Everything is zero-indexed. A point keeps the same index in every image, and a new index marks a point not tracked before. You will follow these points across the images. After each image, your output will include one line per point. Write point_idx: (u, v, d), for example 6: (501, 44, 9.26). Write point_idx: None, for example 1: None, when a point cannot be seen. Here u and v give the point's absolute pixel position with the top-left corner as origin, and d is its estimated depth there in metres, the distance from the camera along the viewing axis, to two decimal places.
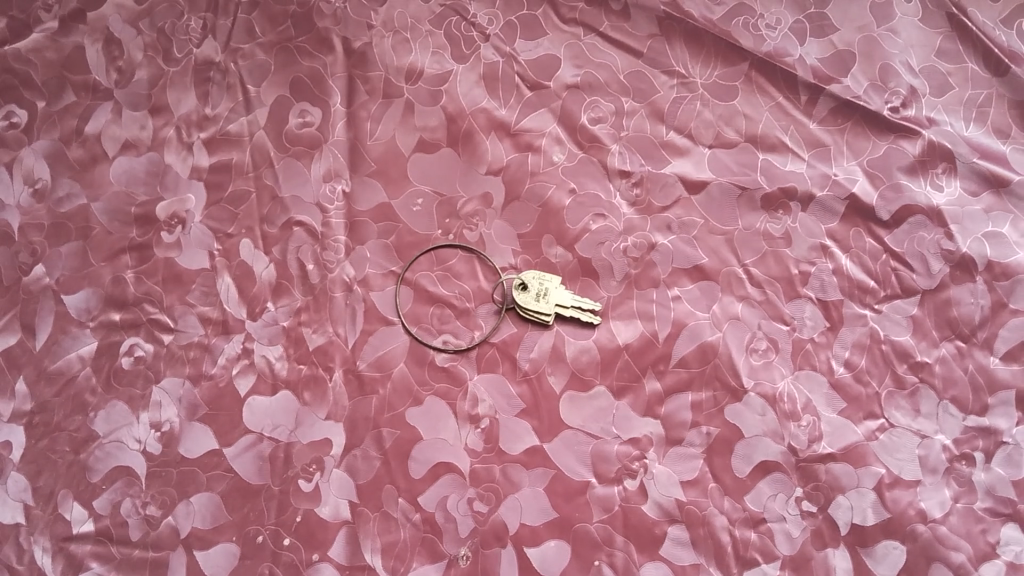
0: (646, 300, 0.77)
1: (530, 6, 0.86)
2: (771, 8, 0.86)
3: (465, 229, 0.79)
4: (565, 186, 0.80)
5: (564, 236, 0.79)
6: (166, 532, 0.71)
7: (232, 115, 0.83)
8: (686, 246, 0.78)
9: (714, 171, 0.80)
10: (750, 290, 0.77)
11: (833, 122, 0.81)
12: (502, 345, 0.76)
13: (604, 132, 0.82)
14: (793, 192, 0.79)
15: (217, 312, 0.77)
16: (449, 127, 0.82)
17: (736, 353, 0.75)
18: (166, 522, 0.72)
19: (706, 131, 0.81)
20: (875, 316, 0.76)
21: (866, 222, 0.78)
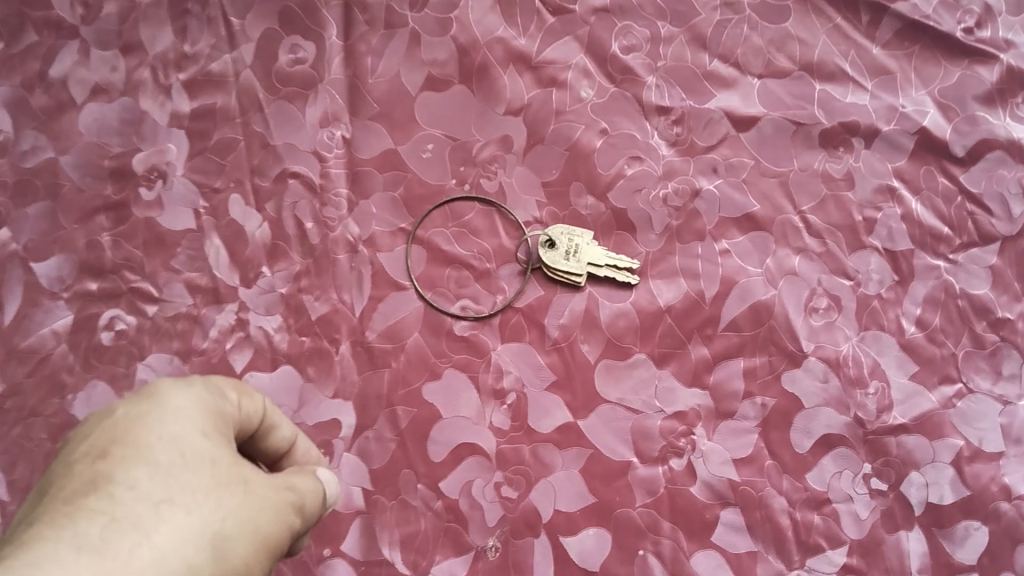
0: (690, 255, 0.68)
1: None
2: None
3: (482, 178, 0.70)
4: (595, 126, 0.70)
5: (595, 184, 0.69)
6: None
7: (215, 53, 0.73)
8: (734, 192, 0.69)
9: (765, 104, 0.70)
10: (809, 241, 0.68)
11: (898, 46, 0.71)
12: (527, 310, 0.68)
13: (638, 63, 0.72)
14: (855, 127, 0.69)
15: (206, 279, 0.68)
16: (461, 60, 0.72)
17: (793, 313, 0.67)
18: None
19: (754, 59, 0.71)
20: (949, 267, 0.67)
21: (938, 159, 0.69)
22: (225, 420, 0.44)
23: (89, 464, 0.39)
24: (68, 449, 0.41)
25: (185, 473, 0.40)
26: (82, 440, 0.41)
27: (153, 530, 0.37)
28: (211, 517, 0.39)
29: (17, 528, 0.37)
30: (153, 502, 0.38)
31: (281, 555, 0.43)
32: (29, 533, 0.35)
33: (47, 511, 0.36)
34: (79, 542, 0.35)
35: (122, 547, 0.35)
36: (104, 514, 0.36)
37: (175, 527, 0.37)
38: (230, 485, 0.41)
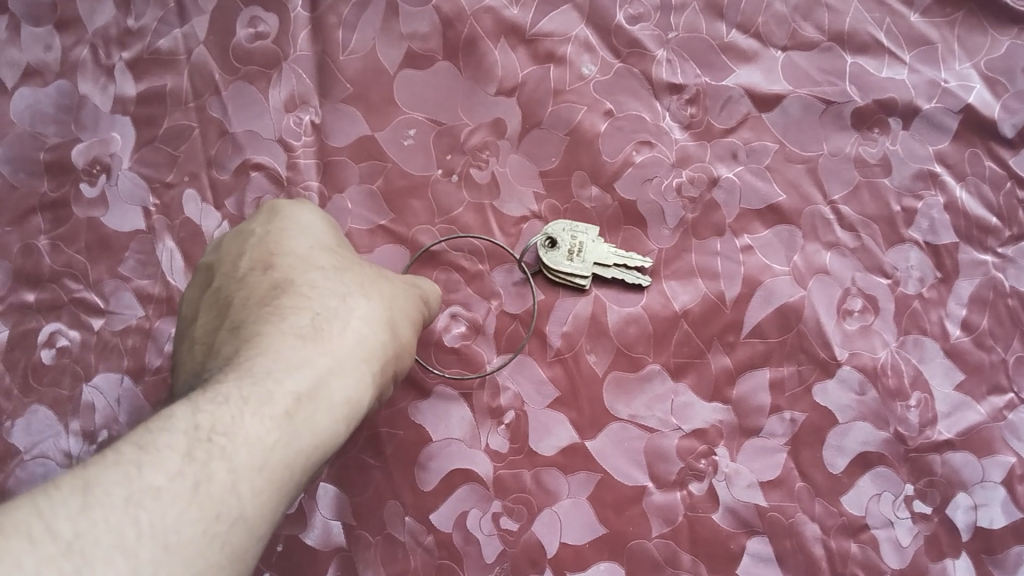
0: (707, 252, 0.60)
1: None
2: None
3: (472, 167, 0.62)
4: (599, 108, 0.62)
5: (600, 173, 0.62)
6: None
7: (163, 27, 0.64)
8: (756, 180, 0.61)
9: (790, 80, 0.62)
10: (840, 235, 0.60)
11: (940, 13, 0.63)
12: (526, 315, 0.60)
13: (646, 35, 0.63)
14: (892, 105, 0.61)
15: (160, 287, 0.60)
16: (445, 33, 0.63)
17: (825, 316, 0.59)
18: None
19: (778, 30, 0.63)
20: (997, 262, 0.60)
21: (985, 141, 0.61)
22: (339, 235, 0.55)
23: (262, 276, 0.49)
24: (229, 265, 0.51)
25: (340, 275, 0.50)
26: (237, 261, 0.51)
27: (347, 309, 0.47)
28: (386, 301, 0.50)
29: (227, 333, 0.46)
30: (335, 295, 0.48)
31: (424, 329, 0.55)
32: (255, 327, 0.45)
33: (252, 312, 0.47)
34: (298, 329, 0.45)
35: (321, 305, 0.47)
36: (305, 309, 0.46)
37: (364, 313, 0.48)
38: (373, 280, 0.51)
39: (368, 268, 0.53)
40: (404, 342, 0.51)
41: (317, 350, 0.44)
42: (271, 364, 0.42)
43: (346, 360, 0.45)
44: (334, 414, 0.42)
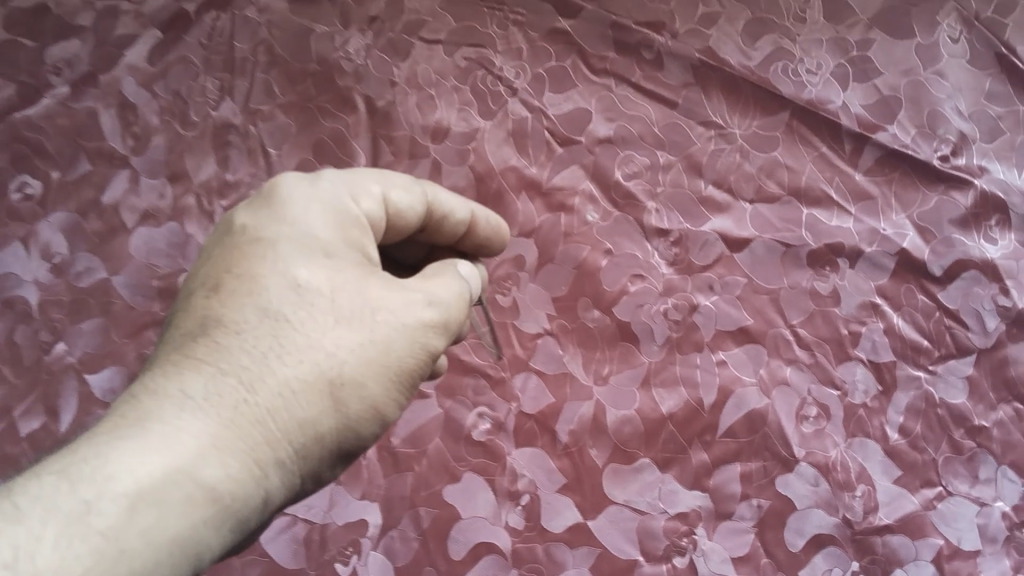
0: (689, 365, 0.73)
1: (558, 58, 0.83)
2: (810, 51, 0.82)
3: (497, 293, 0.76)
4: (600, 247, 0.77)
5: (600, 299, 0.76)
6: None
7: (254, 181, 0.79)
8: (729, 307, 0.75)
9: (757, 227, 0.77)
10: (798, 353, 0.73)
11: (879, 172, 0.78)
12: (540, 415, 0.73)
13: (639, 189, 0.78)
14: (840, 248, 0.75)
15: None
16: (478, 187, 0.78)
17: (786, 420, 0.72)
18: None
19: (746, 186, 0.78)
20: (929, 377, 0.72)
21: (918, 278, 0.75)
22: (347, 232, 0.47)
23: (203, 301, 0.44)
24: (196, 264, 0.46)
25: (305, 309, 0.43)
26: (196, 264, 0.46)
27: (266, 375, 0.41)
28: (322, 362, 0.42)
29: (149, 357, 0.43)
30: (261, 353, 0.42)
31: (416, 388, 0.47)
32: (155, 377, 0.41)
33: (172, 344, 0.43)
34: (190, 396, 0.40)
35: (239, 362, 0.41)
36: (215, 366, 0.41)
37: (280, 382, 0.41)
38: (345, 319, 0.43)
39: (354, 276, 0.45)
40: (358, 411, 0.44)
41: (206, 424, 0.40)
42: (124, 449, 0.37)
43: (243, 443, 0.40)
44: (243, 486, 0.40)
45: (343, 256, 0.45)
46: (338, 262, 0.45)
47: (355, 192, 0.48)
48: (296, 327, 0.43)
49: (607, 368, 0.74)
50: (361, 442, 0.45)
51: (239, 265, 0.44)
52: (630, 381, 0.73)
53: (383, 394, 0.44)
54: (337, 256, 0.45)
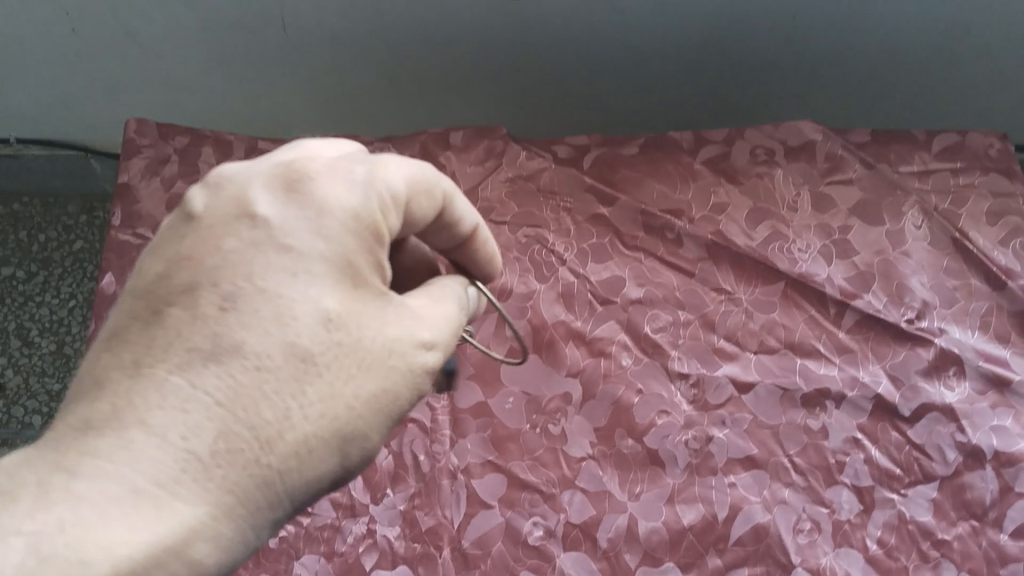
0: (707, 486, 0.90)
1: (598, 234, 1.03)
2: (802, 234, 1.02)
3: (549, 423, 0.93)
4: (633, 386, 0.94)
5: (634, 429, 0.93)
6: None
7: None
8: (738, 438, 0.92)
9: (760, 373, 0.95)
10: (794, 477, 0.90)
11: (858, 332, 0.97)
12: (584, 525, 0.88)
13: (664, 340, 0.97)
14: (828, 392, 0.93)
15: (346, 497, 0.91)
16: (534, 336, 0.97)
17: (785, 532, 0.88)
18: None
19: (751, 340, 0.96)
20: (901, 499, 0.89)
21: (891, 417, 0.92)
22: (376, 260, 0.52)
23: (213, 311, 0.46)
24: (209, 236, 0.48)
25: (327, 368, 0.48)
26: (201, 249, 0.47)
27: (287, 427, 0.46)
28: (342, 415, 0.48)
29: (140, 355, 0.45)
30: (285, 404, 0.46)
31: (394, 423, 0.53)
32: (158, 405, 0.43)
33: (175, 361, 0.44)
34: (198, 453, 0.43)
35: (262, 415, 0.45)
36: (230, 418, 0.44)
37: (297, 438, 0.47)
38: (366, 372, 0.50)
39: (369, 315, 0.50)
40: (359, 456, 0.50)
41: (205, 491, 0.43)
42: (134, 504, 0.41)
43: (242, 507, 0.45)
44: (233, 544, 0.45)
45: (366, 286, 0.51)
46: (357, 291, 0.50)
47: (385, 203, 0.52)
48: (314, 370, 0.47)
49: (639, 486, 0.90)
50: (351, 473, 0.52)
51: (262, 279, 0.47)
52: (657, 498, 0.89)
53: (369, 443, 0.50)
54: (362, 287, 0.50)
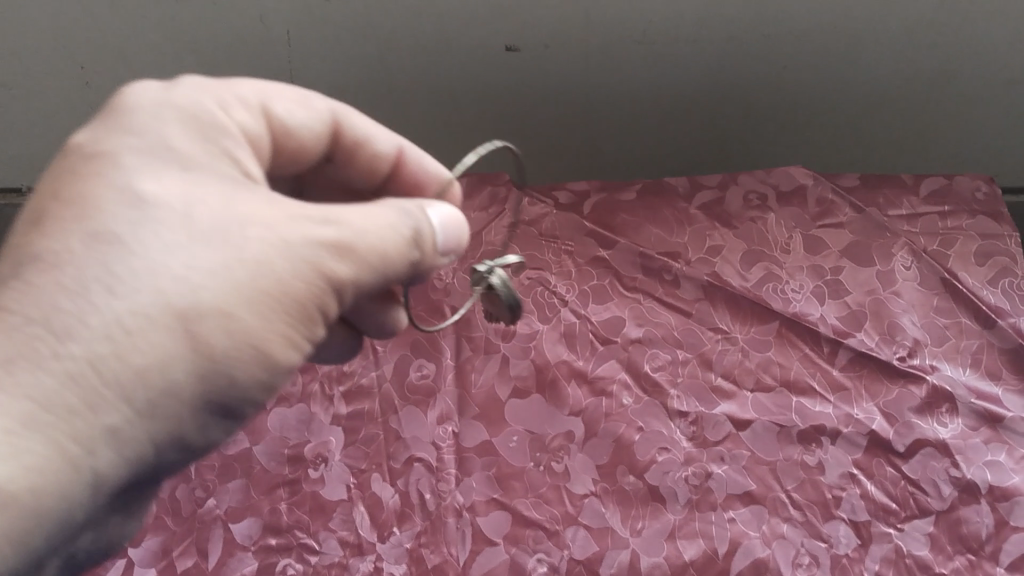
0: (706, 521, 0.91)
1: (598, 276, 1.07)
2: (795, 275, 1.06)
3: (552, 460, 0.95)
4: (634, 424, 0.97)
5: (635, 466, 0.95)
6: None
7: (365, 370, 1.03)
8: (737, 474, 0.94)
9: (757, 411, 0.97)
10: (793, 512, 0.91)
11: (852, 369, 0.99)
12: (587, 560, 0.89)
13: (663, 379, 0.99)
14: (823, 428, 0.95)
15: (353, 536, 0.92)
16: (538, 376, 1.00)
17: (785, 566, 0.88)
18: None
19: (748, 378, 0.99)
20: (898, 533, 0.90)
21: (886, 452, 0.94)
22: (201, 154, 0.55)
23: (28, 233, 0.50)
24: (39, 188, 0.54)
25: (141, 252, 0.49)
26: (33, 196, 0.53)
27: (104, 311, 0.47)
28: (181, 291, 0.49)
29: None
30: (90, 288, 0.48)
31: (281, 309, 0.52)
32: None
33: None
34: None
35: (63, 300, 0.47)
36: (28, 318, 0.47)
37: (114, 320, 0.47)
38: (195, 247, 0.50)
39: (197, 196, 0.52)
40: (229, 344, 0.50)
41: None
42: None
43: (58, 410, 0.46)
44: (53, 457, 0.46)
45: (200, 169, 0.54)
46: (189, 172, 0.54)
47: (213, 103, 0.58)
48: (123, 244, 0.49)
49: (641, 522, 0.91)
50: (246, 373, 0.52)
51: (71, 190, 0.51)
52: (658, 533, 0.91)
53: (224, 303, 0.50)
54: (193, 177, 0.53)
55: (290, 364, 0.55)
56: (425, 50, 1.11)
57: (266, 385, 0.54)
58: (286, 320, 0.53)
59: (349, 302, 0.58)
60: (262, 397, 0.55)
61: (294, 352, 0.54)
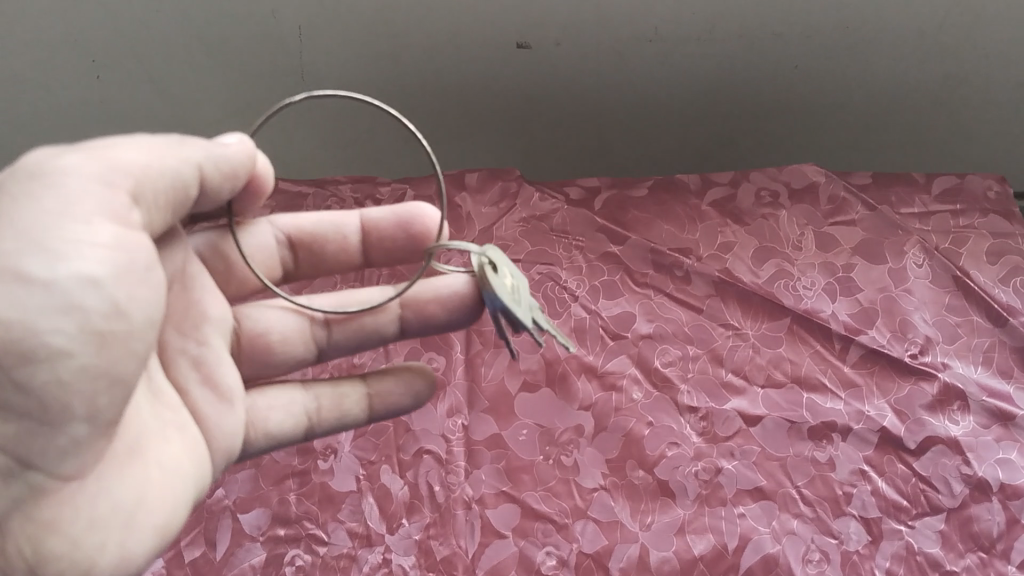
0: (716, 516, 0.90)
1: (609, 272, 1.07)
2: (806, 272, 1.06)
3: (562, 454, 0.95)
4: (644, 419, 0.96)
5: (644, 461, 0.94)
6: (298, 413, 0.67)
7: (375, 362, 1.03)
8: (747, 470, 0.93)
9: (768, 406, 0.97)
10: (803, 508, 0.91)
11: (863, 366, 0.99)
12: (596, 554, 0.88)
13: (674, 374, 0.99)
14: (834, 424, 0.95)
15: (362, 527, 0.91)
16: (547, 370, 1.01)
17: (795, 562, 0.88)
18: (365, 410, 0.69)
19: (758, 373, 0.99)
20: (909, 530, 0.89)
21: (896, 449, 0.94)
22: None
23: None
24: None
25: None
26: None
27: None
28: None
29: None
30: None
31: (26, 231, 0.45)
32: None
33: None
34: None
35: None
36: None
37: None
38: None
39: None
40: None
41: None
42: None
43: None
44: None
45: None
46: None
47: None
48: None
49: (651, 517, 0.91)
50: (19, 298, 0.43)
51: None
52: (668, 527, 0.90)
53: None
54: None
55: (76, 256, 0.45)
56: (438, 48, 1.12)
57: (67, 287, 0.44)
58: (30, 230, 0.45)
59: (123, 184, 0.50)
60: (84, 297, 0.45)
61: (78, 243, 0.46)
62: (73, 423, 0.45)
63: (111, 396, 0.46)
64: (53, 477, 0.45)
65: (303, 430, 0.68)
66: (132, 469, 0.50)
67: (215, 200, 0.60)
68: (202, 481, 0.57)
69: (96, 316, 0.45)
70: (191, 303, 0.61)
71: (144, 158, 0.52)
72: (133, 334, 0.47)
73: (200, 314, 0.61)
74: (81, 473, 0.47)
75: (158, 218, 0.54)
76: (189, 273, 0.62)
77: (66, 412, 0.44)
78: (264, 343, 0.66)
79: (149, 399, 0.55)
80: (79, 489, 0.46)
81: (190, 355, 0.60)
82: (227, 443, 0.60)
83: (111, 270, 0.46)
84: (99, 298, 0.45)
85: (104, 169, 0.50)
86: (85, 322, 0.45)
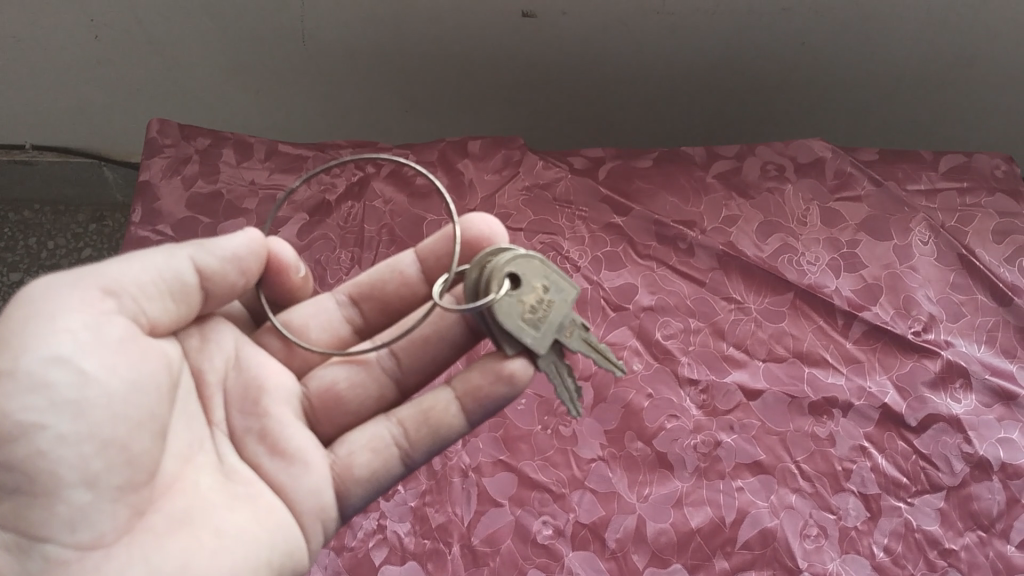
0: (715, 489, 0.90)
1: (612, 244, 1.06)
2: (810, 248, 1.05)
3: (560, 425, 0.94)
4: (644, 391, 0.95)
5: (643, 432, 0.93)
6: (386, 440, 0.68)
7: None
8: (746, 444, 0.92)
9: (769, 381, 0.96)
10: (802, 483, 0.90)
11: (866, 342, 0.99)
12: (592, 525, 0.88)
13: (675, 347, 0.98)
14: (835, 400, 0.95)
15: None
16: None
17: (792, 537, 0.87)
18: (462, 413, 0.69)
19: (759, 348, 0.98)
20: (908, 507, 0.89)
21: (897, 426, 0.94)
22: None
23: None
24: None
25: None
26: None
27: None
28: None
29: None
30: None
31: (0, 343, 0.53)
32: None
33: None
34: None
35: None
36: None
37: None
38: None
39: None
40: None
41: None
42: None
43: None
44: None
45: None
46: None
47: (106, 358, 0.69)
48: None
49: (648, 488, 0.90)
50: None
51: None
52: (666, 499, 0.89)
53: None
54: None
55: (36, 347, 0.53)
56: (442, 16, 1.10)
57: (32, 371, 0.52)
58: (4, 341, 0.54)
59: (89, 284, 0.58)
60: (52, 376, 0.53)
61: (43, 336, 0.54)
62: (70, 489, 0.52)
63: (107, 459, 0.54)
64: (68, 544, 0.52)
65: (399, 458, 0.69)
66: (168, 536, 0.56)
67: (231, 291, 0.67)
68: (290, 545, 0.63)
69: (63, 390, 0.53)
70: (253, 376, 0.68)
71: (119, 264, 0.60)
72: (111, 398, 0.55)
73: (258, 387, 0.67)
74: (103, 542, 0.53)
75: (157, 311, 0.61)
76: (242, 357, 0.68)
77: (57, 480, 0.52)
78: (334, 396, 0.71)
79: (217, 478, 0.62)
80: (104, 558, 0.53)
81: (256, 431, 0.66)
82: (315, 500, 0.65)
83: (81, 354, 0.54)
84: (65, 373, 0.53)
85: (79, 278, 0.58)
86: (54, 396, 0.52)
